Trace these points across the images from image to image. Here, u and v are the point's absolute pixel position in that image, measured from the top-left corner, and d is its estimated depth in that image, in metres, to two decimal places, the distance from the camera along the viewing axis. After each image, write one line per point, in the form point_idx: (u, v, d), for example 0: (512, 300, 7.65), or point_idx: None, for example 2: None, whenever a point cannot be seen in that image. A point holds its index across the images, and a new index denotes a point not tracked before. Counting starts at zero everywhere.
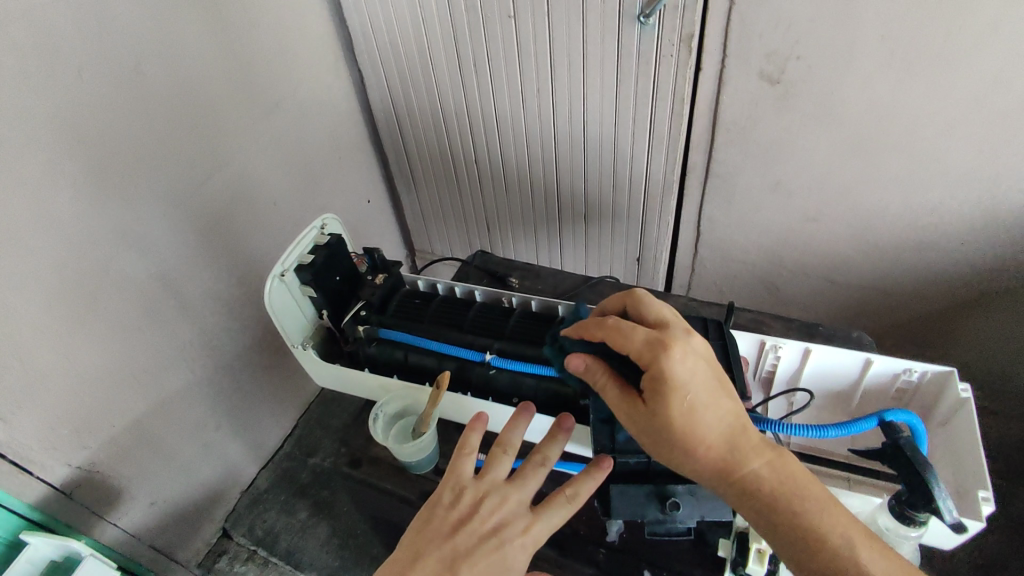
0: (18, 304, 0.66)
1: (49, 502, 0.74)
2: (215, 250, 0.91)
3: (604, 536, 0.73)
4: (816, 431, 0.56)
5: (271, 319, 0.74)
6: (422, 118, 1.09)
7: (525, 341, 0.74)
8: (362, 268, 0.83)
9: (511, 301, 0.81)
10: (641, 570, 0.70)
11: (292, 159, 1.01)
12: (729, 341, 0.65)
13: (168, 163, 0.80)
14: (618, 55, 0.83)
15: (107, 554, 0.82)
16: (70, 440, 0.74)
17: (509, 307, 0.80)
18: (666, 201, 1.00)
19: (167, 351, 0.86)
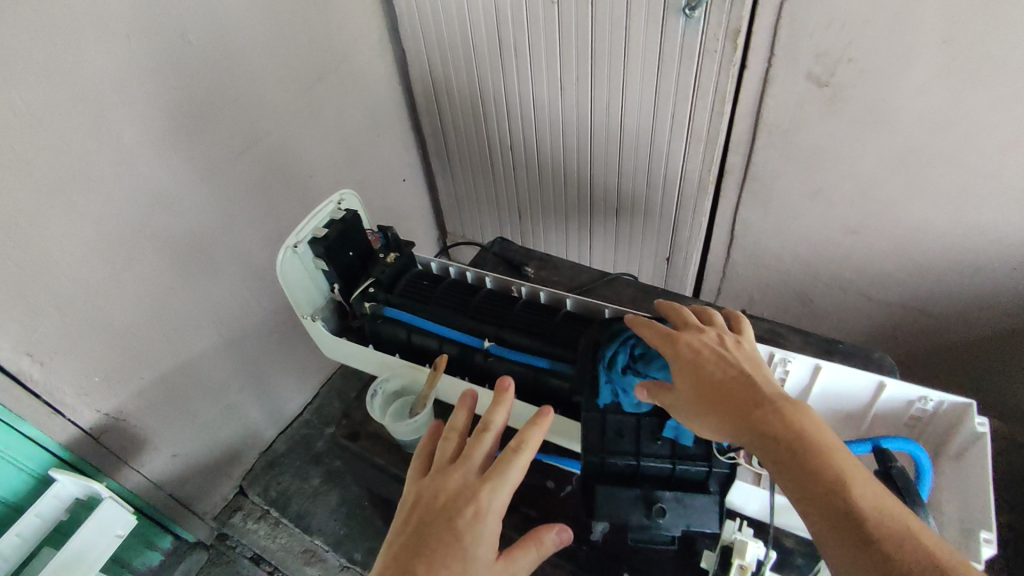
0: (59, 255, 0.70)
1: (78, 444, 0.79)
2: (250, 217, 0.93)
3: (588, 535, 0.73)
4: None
5: (282, 289, 0.76)
6: (463, 101, 1.09)
7: (527, 332, 0.74)
8: (376, 246, 0.85)
9: (520, 291, 0.81)
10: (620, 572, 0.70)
11: (331, 133, 1.03)
12: None
13: (211, 130, 0.83)
14: (661, 47, 0.81)
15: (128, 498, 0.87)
16: (101, 388, 0.79)
17: (517, 297, 0.79)
18: (701, 201, 0.97)
19: (197, 311, 0.89)
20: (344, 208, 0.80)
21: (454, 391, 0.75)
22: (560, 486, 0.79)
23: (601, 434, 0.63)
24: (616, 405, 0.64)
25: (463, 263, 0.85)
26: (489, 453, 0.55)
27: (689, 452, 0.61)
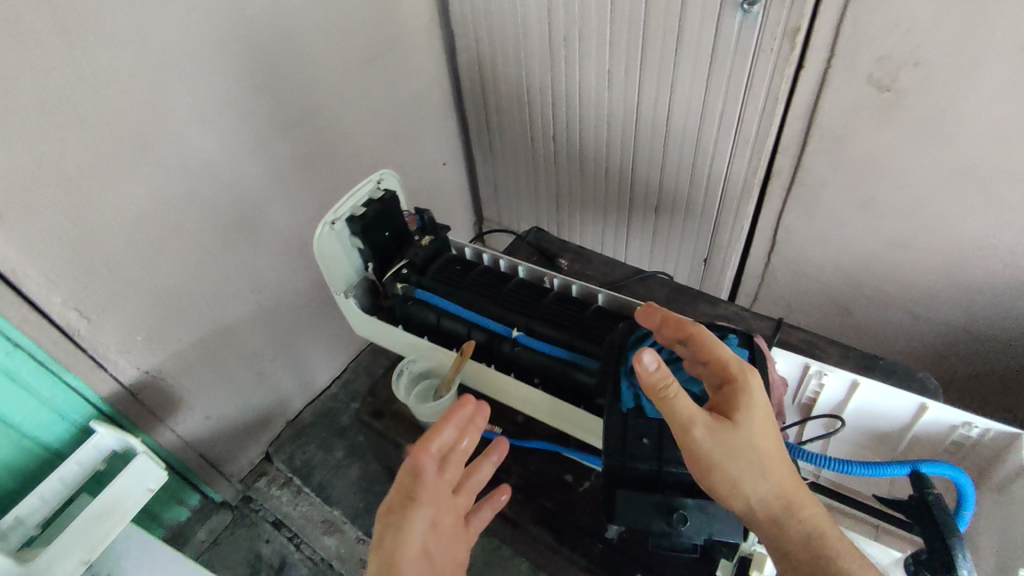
0: (109, 217, 0.72)
1: (117, 398, 0.83)
2: (292, 192, 0.95)
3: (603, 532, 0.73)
4: (840, 463, 0.59)
5: (318, 264, 0.77)
6: (508, 87, 1.08)
7: (556, 324, 0.74)
8: (412, 228, 0.85)
9: (552, 283, 0.80)
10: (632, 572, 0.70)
11: (376, 112, 1.04)
12: (755, 354, 0.62)
13: (260, 104, 0.84)
14: (715, 42, 0.78)
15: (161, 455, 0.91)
16: (142, 347, 0.82)
17: (548, 289, 0.79)
18: (744, 203, 0.94)
19: (235, 281, 0.92)
20: (383, 188, 0.80)
21: (479, 378, 0.75)
22: (578, 481, 0.78)
23: (622, 438, 0.61)
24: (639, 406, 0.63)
25: (497, 250, 0.84)
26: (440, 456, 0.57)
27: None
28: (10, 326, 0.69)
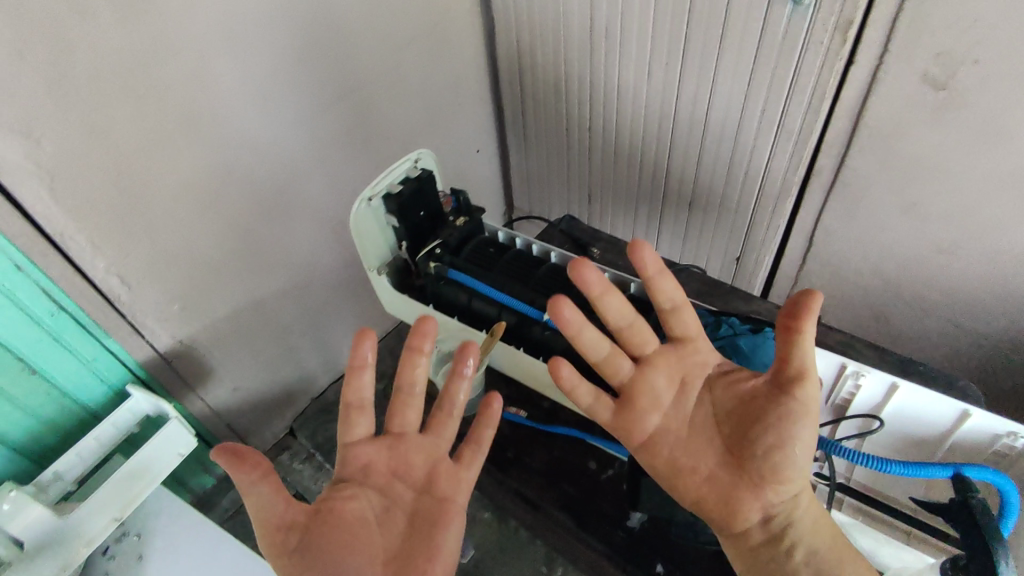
0: (152, 188, 0.74)
1: (152, 365, 0.86)
2: (328, 171, 0.96)
3: (624, 521, 0.75)
4: (879, 463, 0.59)
5: (353, 239, 0.78)
6: (546, 75, 1.07)
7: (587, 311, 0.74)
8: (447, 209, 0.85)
9: None
10: (653, 563, 0.72)
11: (413, 95, 1.04)
12: None
13: (300, 83, 0.85)
14: (761, 35, 0.77)
15: (191, 422, 0.94)
16: (178, 317, 0.85)
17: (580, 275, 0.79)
18: (782, 203, 0.92)
19: (269, 256, 0.93)
20: (420, 168, 0.80)
21: (509, 359, 0.76)
22: (602, 469, 0.81)
23: None
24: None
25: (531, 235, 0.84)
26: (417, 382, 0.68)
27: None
28: (57, 290, 0.72)
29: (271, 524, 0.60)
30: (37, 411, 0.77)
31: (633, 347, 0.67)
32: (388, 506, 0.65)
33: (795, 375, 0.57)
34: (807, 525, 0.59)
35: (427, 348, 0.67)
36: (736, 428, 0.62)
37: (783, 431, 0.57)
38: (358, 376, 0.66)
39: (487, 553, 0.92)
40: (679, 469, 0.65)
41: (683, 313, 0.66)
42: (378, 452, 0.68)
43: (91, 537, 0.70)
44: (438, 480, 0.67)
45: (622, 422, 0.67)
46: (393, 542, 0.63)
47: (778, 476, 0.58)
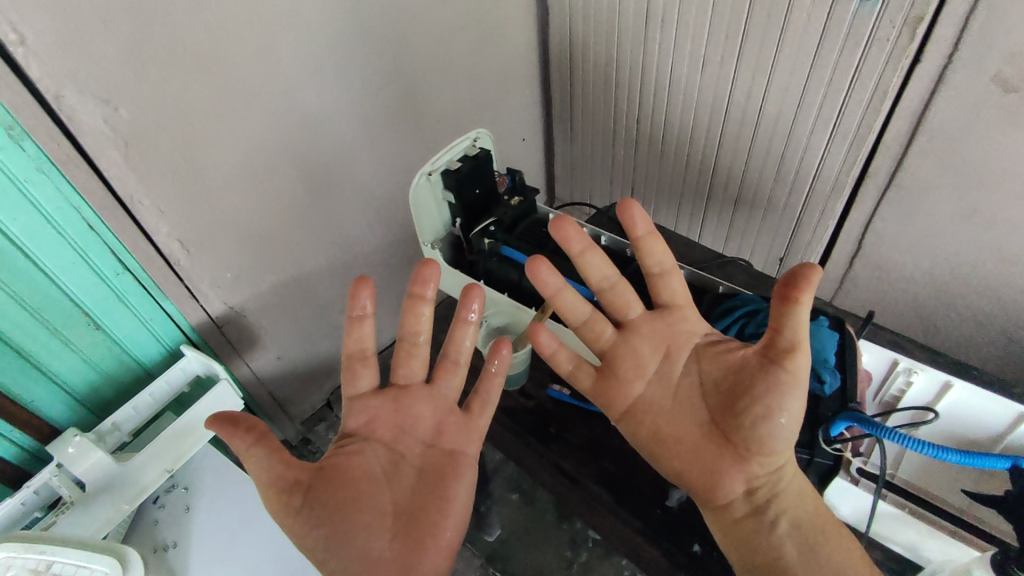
0: (215, 158, 0.77)
1: (204, 329, 0.89)
2: (379, 150, 0.98)
3: (663, 500, 0.75)
4: (939, 451, 0.61)
5: (411, 212, 0.81)
6: (596, 66, 1.07)
7: None
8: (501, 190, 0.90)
9: None
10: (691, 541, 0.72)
11: (465, 80, 1.05)
12: (847, 343, 0.72)
13: (357, 63, 0.87)
14: (823, 31, 0.76)
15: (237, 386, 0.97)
16: (231, 284, 0.88)
17: None
18: (832, 204, 0.91)
19: (318, 231, 0.96)
20: (478, 147, 0.82)
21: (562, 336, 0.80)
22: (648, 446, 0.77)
23: None
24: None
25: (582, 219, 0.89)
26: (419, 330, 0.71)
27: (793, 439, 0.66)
28: (125, 251, 0.76)
29: (273, 486, 0.62)
30: (97, 364, 0.81)
31: (616, 309, 0.72)
32: (397, 458, 0.68)
33: (785, 349, 0.60)
34: (790, 496, 0.62)
35: (429, 295, 0.69)
36: (723, 400, 0.65)
37: (772, 403, 0.60)
38: (358, 327, 0.69)
39: (512, 532, 0.93)
40: (664, 438, 0.69)
41: (668, 278, 0.70)
42: (383, 406, 0.71)
43: (139, 491, 0.73)
44: (446, 432, 0.71)
45: (605, 392, 0.72)
46: (401, 499, 0.65)
47: (763, 447, 0.62)
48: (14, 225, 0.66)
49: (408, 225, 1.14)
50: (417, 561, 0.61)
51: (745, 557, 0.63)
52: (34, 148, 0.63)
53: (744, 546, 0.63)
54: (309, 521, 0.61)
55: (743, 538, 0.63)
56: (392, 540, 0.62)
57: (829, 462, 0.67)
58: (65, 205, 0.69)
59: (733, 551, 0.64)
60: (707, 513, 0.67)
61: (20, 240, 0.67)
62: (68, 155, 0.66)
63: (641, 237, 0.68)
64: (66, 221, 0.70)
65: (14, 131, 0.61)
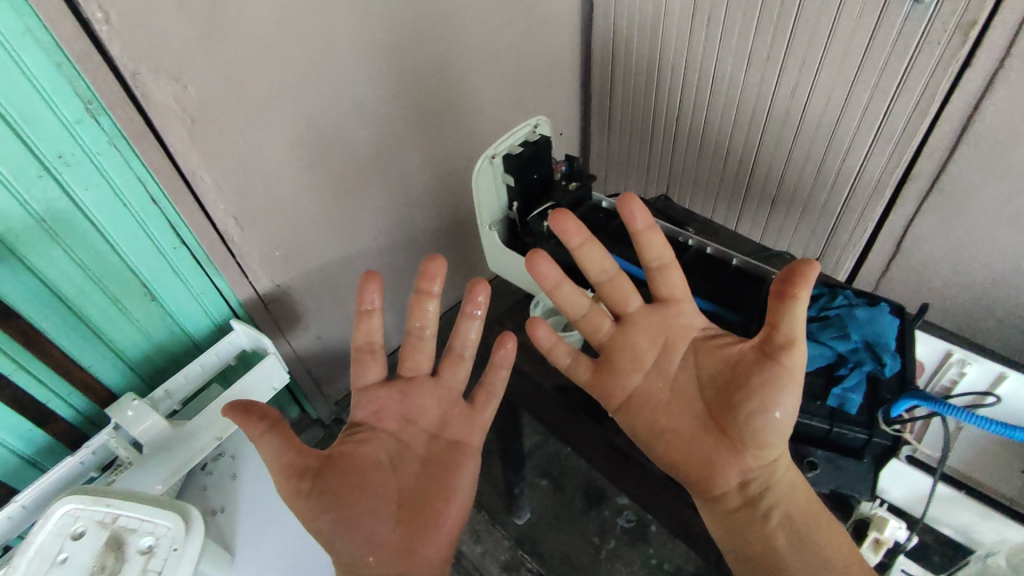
0: (272, 138, 0.80)
1: (250, 306, 0.92)
2: (424, 140, 1.01)
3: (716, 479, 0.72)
4: (1009, 428, 0.64)
5: (472, 194, 0.82)
6: (637, 64, 1.08)
7: (696, 276, 0.77)
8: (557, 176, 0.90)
9: (687, 241, 0.82)
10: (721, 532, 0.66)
11: (509, 74, 1.07)
12: (907, 325, 0.69)
13: (409, 51, 0.89)
14: (874, 31, 0.76)
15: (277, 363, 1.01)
16: (279, 263, 0.91)
17: (683, 245, 0.81)
18: (872, 206, 0.91)
19: (362, 215, 0.99)
20: (538, 133, 0.84)
21: None
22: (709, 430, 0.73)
23: None
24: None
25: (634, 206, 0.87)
26: (422, 320, 0.70)
27: (850, 420, 0.63)
28: (185, 227, 0.79)
29: (284, 469, 0.60)
30: (150, 333, 0.84)
31: (616, 303, 0.68)
32: (402, 449, 0.67)
33: (781, 343, 0.56)
34: (784, 489, 0.60)
35: (435, 291, 0.67)
36: (718, 392, 0.62)
37: (767, 397, 0.57)
38: (367, 319, 0.68)
39: (541, 516, 0.97)
40: (661, 431, 0.65)
41: (669, 273, 0.66)
42: (389, 397, 0.70)
43: (177, 465, 0.75)
44: (451, 424, 0.69)
45: (602, 383, 0.69)
46: (407, 483, 0.65)
47: (757, 441, 0.59)
48: (84, 193, 0.69)
49: (446, 215, 1.16)
50: (417, 548, 0.61)
51: (739, 552, 0.60)
52: (109, 122, 0.67)
53: (739, 540, 0.60)
54: (318, 504, 0.60)
55: (737, 532, 0.60)
56: (396, 526, 0.62)
57: (889, 441, 0.62)
58: (132, 178, 0.72)
59: (728, 543, 0.61)
60: (701, 505, 0.64)
61: (87, 209, 0.70)
62: (139, 130, 0.69)
63: (639, 230, 0.64)
64: (132, 193, 0.73)
65: (93, 106, 0.65)
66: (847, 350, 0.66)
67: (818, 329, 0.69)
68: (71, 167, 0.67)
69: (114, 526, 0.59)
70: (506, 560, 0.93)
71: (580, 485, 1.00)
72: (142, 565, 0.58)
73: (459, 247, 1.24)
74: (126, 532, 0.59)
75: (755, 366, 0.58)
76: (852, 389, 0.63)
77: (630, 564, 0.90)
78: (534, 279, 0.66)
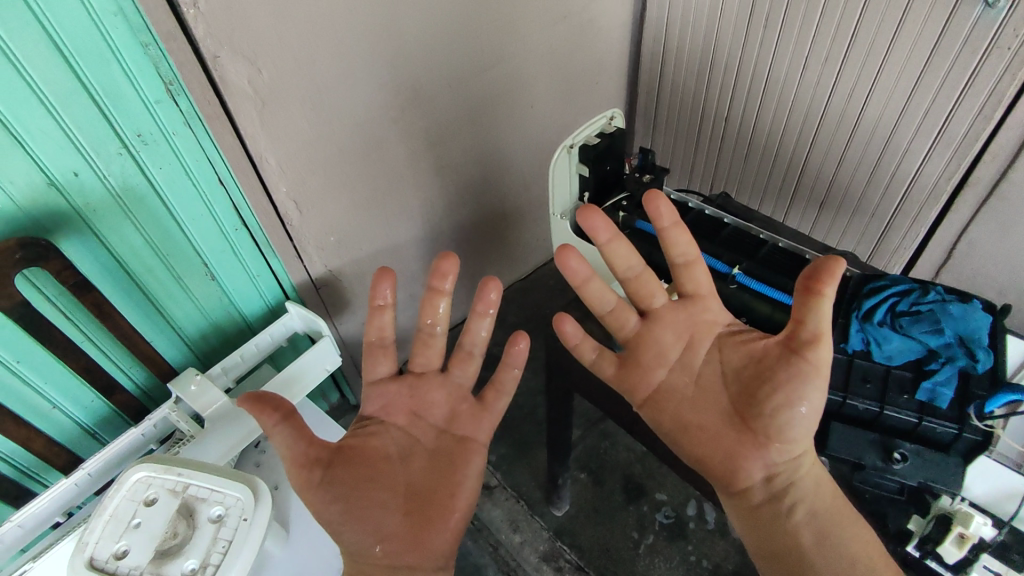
0: (333, 124, 0.82)
1: (303, 289, 0.94)
2: (476, 131, 1.02)
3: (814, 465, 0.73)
4: None
5: (547, 183, 0.80)
6: (689, 63, 1.09)
7: (775, 269, 0.71)
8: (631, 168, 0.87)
9: (761, 236, 0.76)
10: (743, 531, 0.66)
11: (560, 71, 1.08)
12: (998, 318, 0.62)
13: (468, 44, 0.90)
14: (941, 33, 0.76)
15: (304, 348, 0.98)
16: (332, 248, 0.94)
17: (758, 240, 0.75)
18: (927, 209, 0.91)
19: (410, 204, 1.01)
20: (614, 126, 0.83)
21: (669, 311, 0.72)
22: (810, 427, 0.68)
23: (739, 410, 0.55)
24: (866, 352, 0.62)
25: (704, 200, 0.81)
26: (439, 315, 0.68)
27: (941, 414, 0.58)
28: (250, 211, 0.81)
29: (296, 460, 0.57)
30: (209, 313, 0.85)
31: (641, 300, 0.64)
32: (411, 442, 0.65)
33: (809, 339, 0.54)
34: (810, 485, 0.56)
35: (447, 288, 0.66)
36: (739, 386, 0.59)
37: (793, 393, 0.54)
38: (378, 316, 0.66)
39: (580, 510, 1.01)
40: (686, 426, 0.62)
41: (694, 270, 0.62)
42: (398, 391, 0.68)
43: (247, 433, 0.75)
44: (459, 419, 0.67)
45: (627, 378, 0.65)
46: (414, 479, 0.62)
47: (783, 435, 0.56)
48: (158, 172, 0.70)
49: (486, 210, 1.17)
50: (424, 540, 0.58)
51: (761, 547, 0.57)
52: (186, 103, 0.67)
53: (763, 534, 0.57)
54: (327, 495, 0.57)
55: (761, 525, 0.57)
56: (404, 516, 0.59)
57: (980, 437, 0.57)
58: (201, 157, 0.72)
59: (750, 539, 0.58)
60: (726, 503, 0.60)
61: (159, 186, 0.71)
62: (213, 111, 0.70)
63: (666, 227, 0.60)
64: (200, 172, 0.73)
65: (173, 87, 0.66)
66: (938, 345, 0.59)
67: (906, 324, 0.59)
68: (148, 147, 0.68)
69: (185, 495, 0.61)
70: (545, 550, 0.97)
71: (620, 479, 1.05)
72: (214, 533, 0.60)
73: (498, 240, 1.26)
74: (197, 501, 0.61)
75: (781, 361, 0.56)
76: (943, 384, 0.58)
77: (670, 560, 0.95)
78: (561, 275, 0.63)
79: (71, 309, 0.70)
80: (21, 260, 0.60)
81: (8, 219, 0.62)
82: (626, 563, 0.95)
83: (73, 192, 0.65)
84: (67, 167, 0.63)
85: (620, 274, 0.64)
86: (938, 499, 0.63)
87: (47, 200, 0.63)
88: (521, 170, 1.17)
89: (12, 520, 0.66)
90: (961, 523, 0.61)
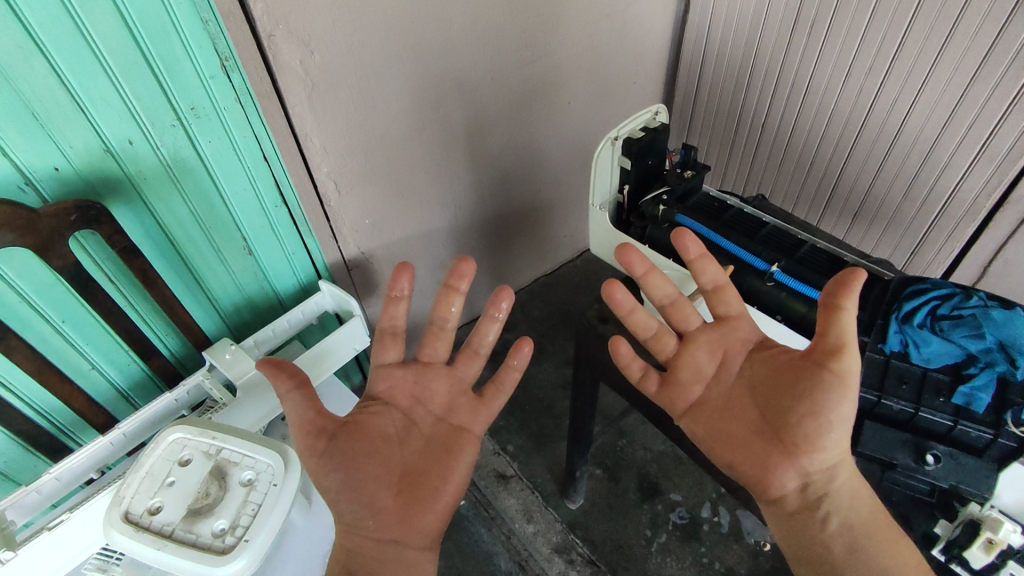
0: (380, 109, 0.84)
1: (334, 268, 0.97)
2: (515, 124, 1.03)
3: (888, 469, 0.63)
4: None
5: (589, 173, 0.81)
6: (729, 66, 1.09)
7: (816, 268, 0.71)
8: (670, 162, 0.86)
9: (801, 237, 0.76)
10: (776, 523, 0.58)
11: (597, 71, 1.09)
12: None
13: (513, 37, 0.92)
14: (990, 49, 0.76)
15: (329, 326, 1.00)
16: (367, 230, 0.96)
17: (798, 241, 0.76)
18: (964, 225, 0.90)
19: (444, 192, 1.03)
20: (657, 122, 0.84)
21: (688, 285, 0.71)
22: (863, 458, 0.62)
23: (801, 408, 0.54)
24: (903, 353, 0.62)
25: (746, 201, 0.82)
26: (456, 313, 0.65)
27: (976, 418, 0.58)
28: (292, 192, 0.83)
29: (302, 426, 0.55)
30: (243, 286, 0.87)
31: (678, 323, 0.62)
32: (408, 425, 0.62)
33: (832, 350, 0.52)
34: (838, 489, 0.54)
35: (463, 288, 0.64)
36: (789, 367, 0.56)
37: (817, 403, 0.53)
38: (393, 308, 0.63)
39: (594, 504, 1.04)
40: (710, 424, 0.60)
41: (681, 307, 0.62)
42: (404, 377, 0.64)
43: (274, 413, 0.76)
44: (455, 410, 0.64)
45: (663, 394, 0.62)
46: (410, 460, 0.60)
47: (815, 442, 0.53)
48: (207, 146, 0.71)
49: (516, 203, 1.18)
50: (409, 518, 0.56)
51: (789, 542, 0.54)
52: (239, 79, 0.69)
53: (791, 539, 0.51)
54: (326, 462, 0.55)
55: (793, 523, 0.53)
56: (396, 496, 0.57)
57: (1013, 444, 0.56)
58: (250, 135, 0.74)
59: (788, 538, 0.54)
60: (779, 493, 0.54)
61: (207, 160, 0.72)
62: (264, 88, 0.72)
63: (693, 258, 0.59)
64: (246, 148, 0.75)
65: (228, 63, 0.67)
66: (978, 349, 0.58)
67: (946, 328, 0.59)
68: (200, 120, 0.69)
69: (217, 457, 0.64)
70: (558, 542, 0.99)
71: (635, 477, 1.07)
72: (244, 496, 0.61)
73: (527, 235, 1.27)
74: (229, 465, 0.63)
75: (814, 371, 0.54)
76: (981, 388, 0.57)
77: (682, 560, 0.97)
78: (607, 307, 0.60)
79: (115, 273, 0.73)
80: (75, 221, 0.62)
81: (64, 183, 0.64)
82: (638, 559, 0.97)
83: (127, 160, 0.66)
84: (123, 135, 0.64)
85: (659, 300, 0.62)
86: (965, 506, 0.59)
87: (102, 166, 0.65)
88: (555, 166, 1.19)
89: (50, 472, 0.69)
90: (987, 530, 0.56)
